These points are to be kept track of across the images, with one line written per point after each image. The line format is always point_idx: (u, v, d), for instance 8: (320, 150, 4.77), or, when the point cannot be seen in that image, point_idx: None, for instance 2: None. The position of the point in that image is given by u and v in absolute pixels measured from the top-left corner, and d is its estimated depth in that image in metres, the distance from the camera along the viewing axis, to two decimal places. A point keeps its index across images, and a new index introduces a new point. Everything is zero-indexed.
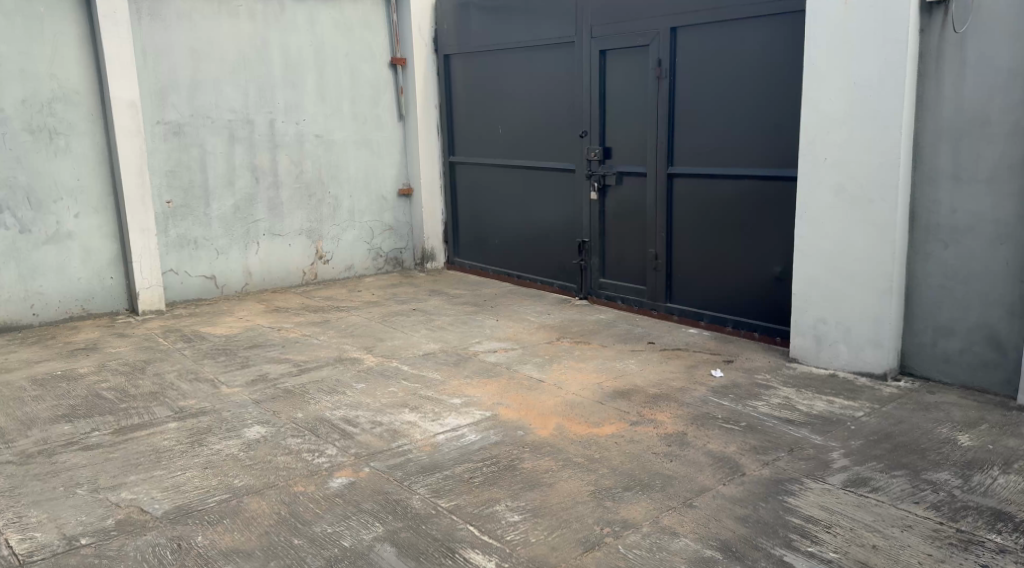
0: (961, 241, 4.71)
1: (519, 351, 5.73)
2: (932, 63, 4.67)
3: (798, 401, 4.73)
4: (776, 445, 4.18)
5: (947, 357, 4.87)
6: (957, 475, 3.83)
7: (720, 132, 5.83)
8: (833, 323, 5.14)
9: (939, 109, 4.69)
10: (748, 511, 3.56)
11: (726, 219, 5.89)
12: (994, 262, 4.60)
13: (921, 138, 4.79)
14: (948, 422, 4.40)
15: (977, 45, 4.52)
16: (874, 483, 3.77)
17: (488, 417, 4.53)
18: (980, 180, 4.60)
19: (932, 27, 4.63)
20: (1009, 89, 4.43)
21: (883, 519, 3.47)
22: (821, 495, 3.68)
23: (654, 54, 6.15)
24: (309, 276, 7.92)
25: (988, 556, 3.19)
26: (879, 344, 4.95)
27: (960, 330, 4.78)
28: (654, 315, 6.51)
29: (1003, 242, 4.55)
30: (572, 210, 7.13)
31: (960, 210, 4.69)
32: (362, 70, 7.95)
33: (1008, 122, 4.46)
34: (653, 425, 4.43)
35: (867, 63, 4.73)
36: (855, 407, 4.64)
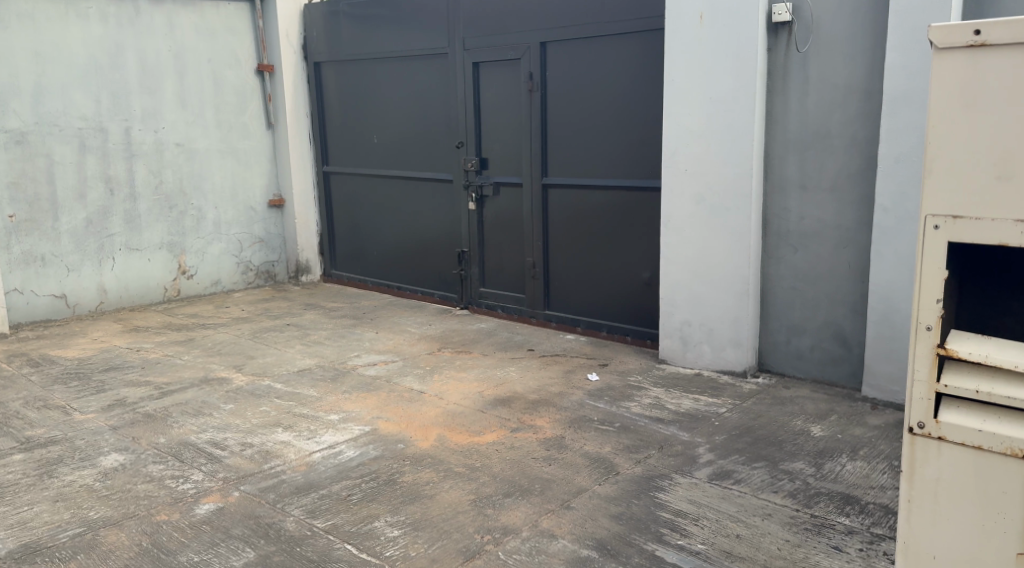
0: (809, 246, 5.05)
1: (399, 363, 5.72)
2: (779, 80, 5.00)
3: (668, 401, 4.94)
4: (647, 444, 4.35)
5: (800, 354, 5.20)
6: (811, 464, 4.10)
7: (590, 144, 6.02)
8: (697, 325, 5.39)
9: (786, 122, 5.02)
10: (622, 509, 3.69)
11: (598, 227, 6.08)
12: (838, 264, 4.95)
13: (771, 150, 5.11)
14: (802, 414, 4.70)
15: (817, 63, 4.86)
16: (737, 475, 3.99)
17: (367, 432, 4.50)
18: (824, 188, 4.94)
19: (778, 46, 4.97)
20: (846, 105, 4.78)
21: (745, 509, 3.67)
22: (689, 490, 3.85)
23: (525, 67, 6.28)
24: (171, 293, 7.63)
25: (839, 538, 3.43)
26: (739, 344, 5.24)
27: (810, 329, 5.12)
28: (533, 323, 6.62)
29: (846, 246, 4.89)
30: (450, 220, 7.18)
31: (807, 217, 5.03)
32: (226, 76, 7.74)
33: (847, 135, 4.80)
34: (531, 431, 4.52)
35: (720, 79, 5.01)
36: (719, 404, 4.88)
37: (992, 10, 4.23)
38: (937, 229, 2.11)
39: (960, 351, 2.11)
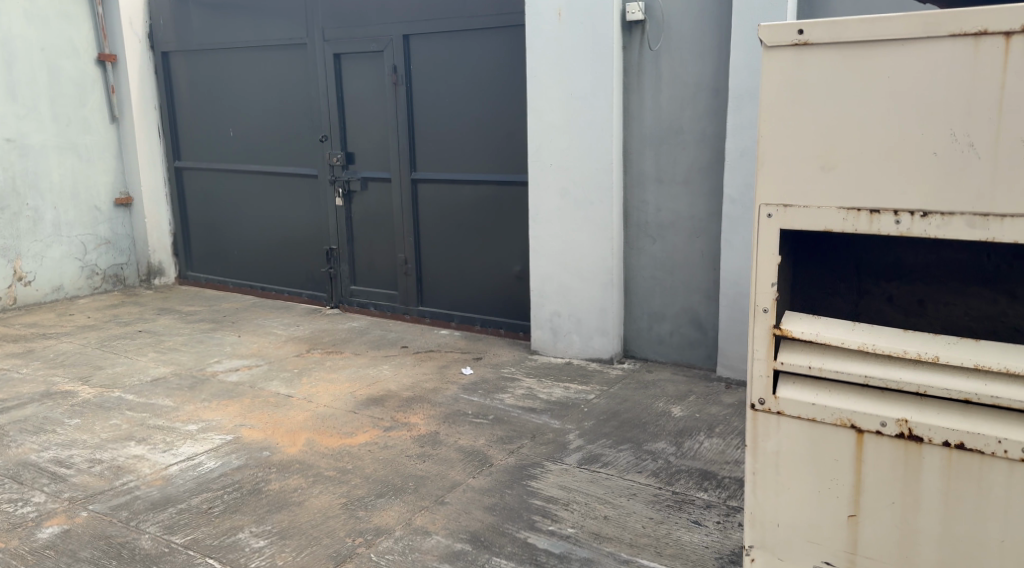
0: (666, 236, 5.26)
1: (263, 367, 5.56)
2: (634, 77, 5.17)
3: (539, 390, 5.03)
4: (519, 434, 4.41)
5: (661, 339, 5.41)
6: (672, 443, 4.27)
7: (456, 138, 6.03)
8: (566, 315, 5.51)
9: (642, 119, 5.20)
10: (495, 499, 3.73)
11: (469, 221, 6.10)
12: (692, 253, 5.17)
13: (629, 145, 5.28)
14: (664, 396, 4.89)
15: (668, 62, 5.05)
16: (605, 458, 4.11)
17: (229, 440, 4.36)
18: (678, 181, 5.15)
19: (632, 44, 5.14)
20: (696, 102, 5.00)
21: (612, 491, 3.80)
22: (560, 476, 3.94)
23: (388, 60, 6.22)
24: (7, 301, 7.11)
25: (699, 512, 3.60)
26: (605, 332, 5.39)
27: (669, 315, 5.33)
28: (406, 319, 6.58)
29: (698, 236, 5.12)
30: (316, 217, 7.03)
31: (664, 209, 5.23)
32: (62, 66, 7.27)
33: (697, 131, 5.02)
34: (404, 429, 4.50)
35: (580, 76, 5.13)
36: (587, 391, 5.01)
37: (822, 11, 4.54)
38: (770, 217, 2.17)
39: (794, 330, 2.21)
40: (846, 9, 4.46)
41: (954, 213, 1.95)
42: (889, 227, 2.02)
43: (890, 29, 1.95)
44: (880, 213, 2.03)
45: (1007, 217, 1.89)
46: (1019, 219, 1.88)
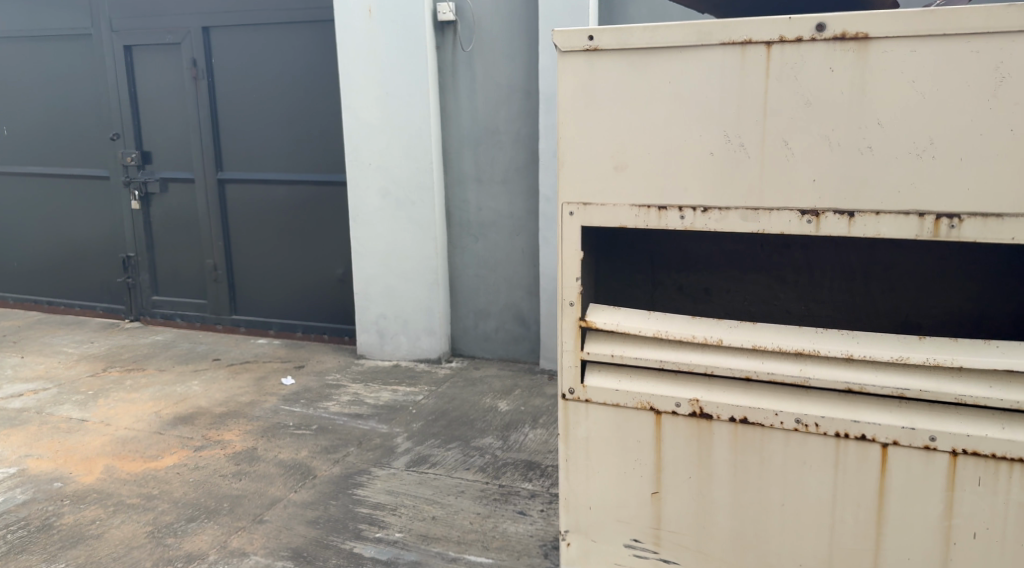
0: (487, 234, 5.34)
1: (53, 390, 5.13)
2: (449, 77, 5.21)
3: (365, 396, 4.96)
4: (344, 442, 4.34)
5: (487, 336, 5.49)
6: (498, 438, 4.35)
7: (265, 137, 5.83)
8: (393, 317, 5.46)
9: (459, 118, 5.24)
10: (318, 512, 3.65)
11: (284, 223, 5.92)
12: (513, 250, 5.28)
13: (447, 144, 5.31)
14: (491, 392, 4.97)
15: (482, 62, 5.12)
16: (433, 459, 4.12)
17: (13, 474, 3.99)
18: (496, 181, 5.24)
19: (445, 44, 5.17)
20: (511, 103, 5.10)
21: (440, 491, 3.81)
22: (386, 481, 3.91)
23: (187, 53, 5.91)
24: None
25: (524, 503, 3.68)
26: (432, 332, 5.40)
27: (494, 312, 5.42)
28: (219, 330, 6.29)
29: (518, 233, 5.24)
30: (111, 223, 6.57)
31: (484, 208, 5.31)
32: None
33: (512, 131, 5.13)
34: (218, 447, 4.30)
35: (394, 74, 5.10)
36: (415, 392, 5.00)
37: (622, 17, 4.78)
38: (572, 215, 2.25)
39: (598, 321, 2.30)
40: (643, 16, 4.72)
41: (731, 207, 2.10)
42: (675, 223, 2.15)
43: (669, 37, 2.07)
44: (668, 209, 2.16)
45: (775, 210, 2.06)
46: (784, 211, 2.05)
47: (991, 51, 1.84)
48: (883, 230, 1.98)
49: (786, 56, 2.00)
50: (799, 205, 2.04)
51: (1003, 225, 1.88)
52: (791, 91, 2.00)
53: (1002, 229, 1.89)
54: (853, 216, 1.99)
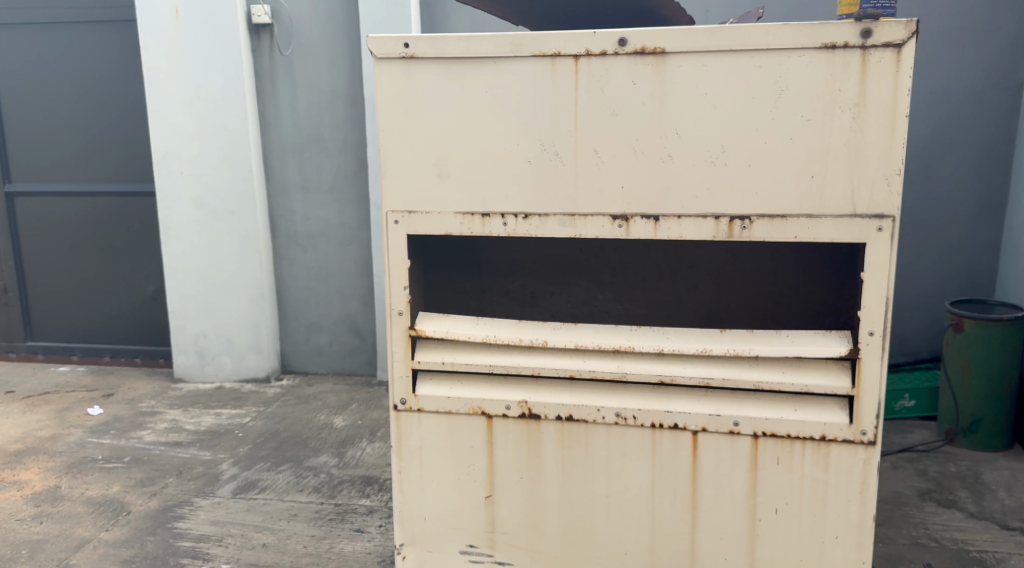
0: (315, 245, 5.21)
1: None
2: (267, 82, 5.04)
3: (186, 421, 4.70)
4: (162, 473, 4.09)
5: (319, 350, 5.35)
6: (333, 455, 4.25)
7: (61, 146, 5.41)
8: (214, 336, 5.20)
9: (280, 124, 5.09)
10: (134, 550, 3.42)
11: (85, 239, 5.51)
12: (345, 260, 5.18)
13: (268, 152, 5.14)
14: (324, 408, 4.85)
15: (302, 67, 5.00)
16: (262, 483, 3.97)
17: None
18: (324, 190, 5.13)
19: (261, 47, 5.00)
20: (334, 110, 5.01)
21: (270, 516, 3.67)
22: (211, 511, 3.72)
23: None
24: None
25: (361, 520, 3.62)
26: (259, 349, 5.20)
27: (326, 325, 5.29)
28: (12, 358, 5.76)
29: (350, 243, 5.15)
30: None
31: (312, 217, 5.18)
32: None
33: (338, 139, 5.04)
34: (14, 488, 3.93)
35: (207, 79, 4.87)
36: (241, 414, 4.79)
37: (443, 25, 4.91)
38: (397, 223, 2.23)
39: (427, 329, 2.29)
40: (465, 26, 4.88)
41: (549, 214, 2.16)
42: (498, 229, 2.19)
43: (482, 47, 2.10)
44: (491, 216, 2.18)
45: (589, 215, 2.14)
46: (597, 216, 2.14)
47: (772, 67, 1.99)
48: (685, 232, 2.10)
49: (593, 68, 2.08)
50: (611, 210, 2.13)
51: (789, 225, 2.05)
52: (599, 102, 2.09)
53: (788, 229, 2.05)
54: (659, 220, 2.11)
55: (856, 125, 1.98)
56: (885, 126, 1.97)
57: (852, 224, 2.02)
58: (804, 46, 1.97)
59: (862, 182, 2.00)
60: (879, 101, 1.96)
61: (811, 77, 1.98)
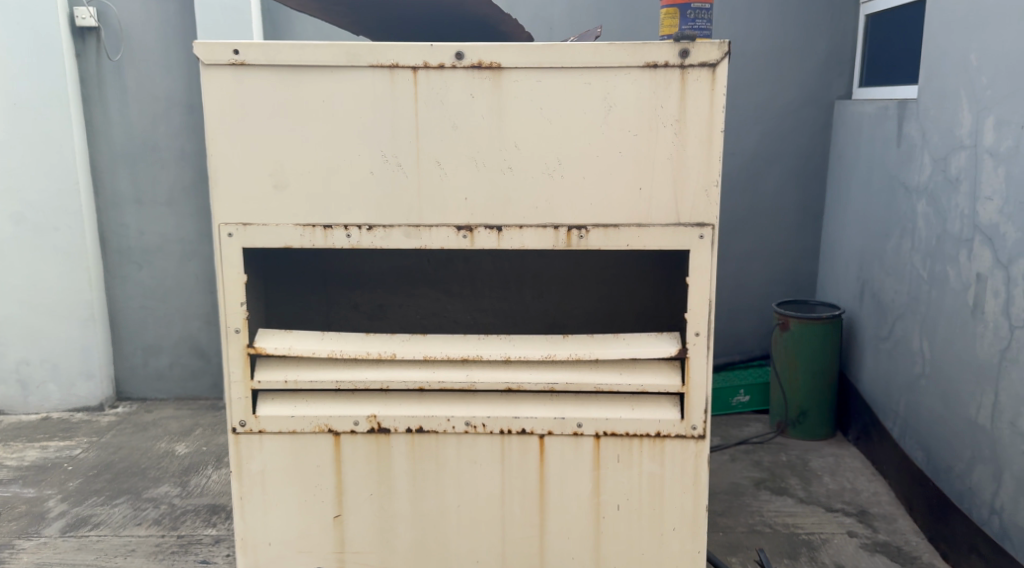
0: (152, 261, 4.95)
1: None
2: (94, 88, 4.75)
3: (6, 457, 4.33)
4: None
5: (159, 374, 5.08)
6: (175, 484, 4.04)
7: None
8: (37, 363, 4.83)
9: (110, 134, 4.81)
10: None
11: None
12: (186, 277, 4.95)
13: (97, 163, 4.84)
14: (165, 435, 4.60)
15: (133, 73, 4.75)
16: (94, 519, 3.72)
17: None
18: (160, 203, 4.88)
19: (86, 52, 4.71)
20: (169, 119, 4.79)
21: (104, 553, 3.45)
22: (37, 552, 3.45)
23: None
24: None
25: (207, 551, 3.46)
26: (90, 375, 4.88)
27: (166, 347, 5.03)
28: None
29: (190, 259, 4.93)
30: None
31: (147, 232, 4.92)
32: None
33: (175, 149, 4.82)
34: None
35: (25, 84, 4.53)
36: (70, 446, 4.47)
37: (287, 33, 4.81)
38: (231, 237, 2.16)
39: (267, 347, 2.23)
40: (309, 34, 4.80)
41: (392, 225, 2.15)
42: (340, 241, 2.16)
43: (318, 57, 2.08)
44: (332, 228, 2.15)
45: (433, 226, 2.15)
46: (442, 227, 2.15)
47: (601, 84, 2.08)
48: (527, 242, 2.15)
49: (431, 81, 2.10)
50: (455, 221, 2.15)
51: (622, 233, 2.14)
52: (438, 114, 2.11)
53: (621, 238, 2.15)
54: (501, 230, 2.15)
55: (679, 139, 2.10)
56: (703, 140, 2.10)
57: (678, 232, 2.14)
58: (629, 64, 2.07)
59: (686, 192, 2.12)
60: (697, 118, 2.09)
61: (637, 94, 2.08)
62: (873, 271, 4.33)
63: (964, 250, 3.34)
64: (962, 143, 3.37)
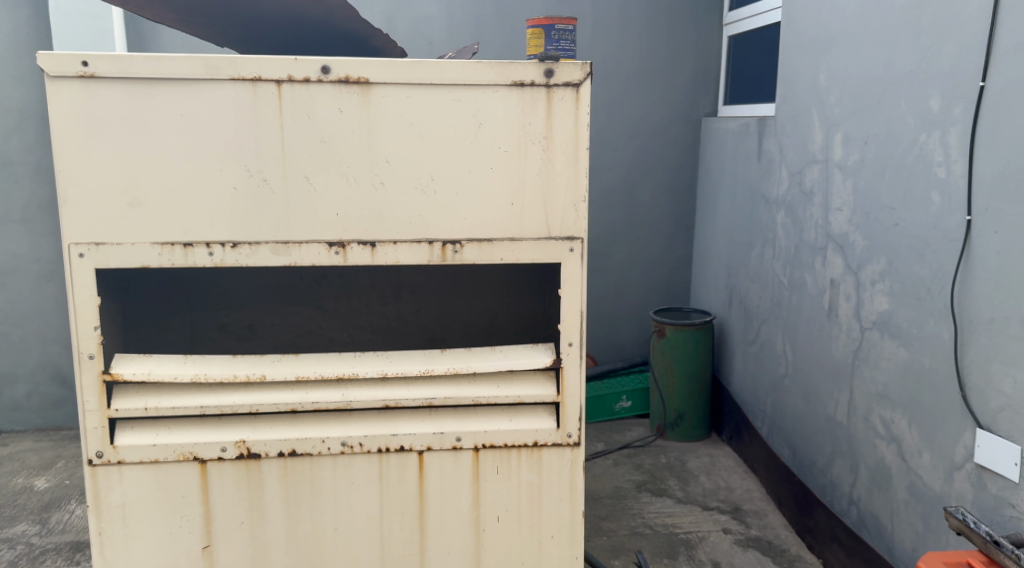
0: (6, 284, 4.63)
1: None
2: None
3: None
4: None
5: (15, 404, 4.75)
6: (35, 522, 3.79)
7: None
8: None
9: None
10: None
11: None
12: (44, 300, 4.66)
13: None
14: (23, 470, 4.30)
15: None
16: None
17: None
18: (13, 221, 4.58)
19: None
20: (23, 132, 4.50)
21: None
22: None
23: None
24: None
25: None
26: None
27: (23, 375, 4.71)
28: None
29: (48, 280, 4.64)
30: None
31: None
32: None
33: (30, 164, 4.53)
34: None
35: None
36: None
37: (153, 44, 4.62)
38: (82, 257, 2.06)
39: (124, 373, 2.12)
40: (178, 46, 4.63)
41: (260, 242, 2.09)
42: (203, 259, 2.08)
43: (175, 68, 2.01)
44: (193, 246, 2.08)
45: (303, 243, 2.11)
46: (312, 244, 2.11)
47: (471, 100, 2.10)
48: (401, 258, 2.14)
49: (296, 94, 2.06)
50: (326, 238, 2.11)
51: (495, 248, 2.16)
52: (304, 128, 2.07)
53: (494, 252, 2.16)
54: (374, 246, 2.13)
55: (547, 156, 2.14)
56: (571, 157, 2.14)
57: (548, 246, 2.18)
58: (497, 82, 2.10)
59: (556, 207, 2.16)
60: (564, 135, 2.13)
61: (506, 110, 2.11)
62: (740, 279, 4.53)
63: (819, 257, 3.54)
64: (815, 157, 3.57)
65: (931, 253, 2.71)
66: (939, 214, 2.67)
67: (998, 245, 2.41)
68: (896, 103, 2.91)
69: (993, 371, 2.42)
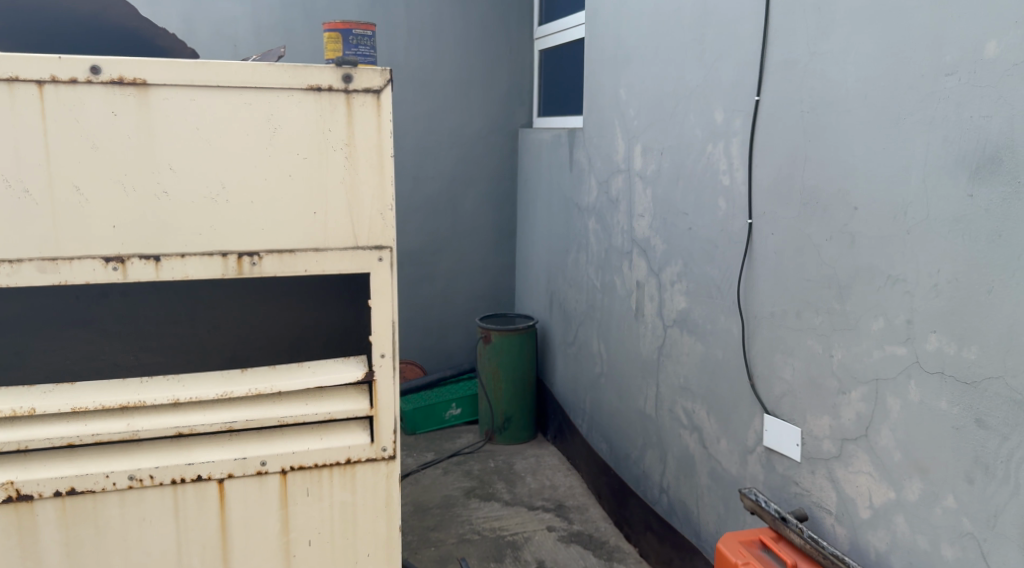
0: None
1: None
2: None
3: None
4: None
5: None
6: None
7: None
8: None
9: None
10: None
11: None
12: None
13: None
14: None
15: None
16: None
17: None
18: None
19: None
20: None
21: None
22: None
23: None
24: None
25: None
26: None
27: None
28: None
29: None
30: None
31: None
32: None
33: None
34: None
35: None
36: None
37: None
38: None
39: None
40: None
41: (23, 259, 1.92)
42: None
43: None
44: None
45: (75, 259, 1.94)
46: (86, 260, 1.95)
47: (263, 104, 2.00)
48: (190, 271, 2.02)
49: (62, 97, 1.90)
50: (102, 252, 1.96)
51: (296, 259, 2.08)
52: (73, 134, 1.91)
53: (296, 263, 2.08)
54: (159, 260, 1.99)
55: (349, 163, 2.08)
56: (374, 164, 2.09)
57: (354, 256, 2.12)
58: (291, 86, 2.01)
59: (361, 216, 2.11)
60: (366, 143, 2.08)
61: (301, 116, 2.03)
62: (558, 284, 4.64)
63: (625, 261, 3.69)
64: (619, 166, 3.72)
65: (720, 253, 2.89)
66: (726, 217, 2.85)
67: (774, 245, 2.60)
68: (687, 115, 3.08)
69: (775, 360, 2.61)
